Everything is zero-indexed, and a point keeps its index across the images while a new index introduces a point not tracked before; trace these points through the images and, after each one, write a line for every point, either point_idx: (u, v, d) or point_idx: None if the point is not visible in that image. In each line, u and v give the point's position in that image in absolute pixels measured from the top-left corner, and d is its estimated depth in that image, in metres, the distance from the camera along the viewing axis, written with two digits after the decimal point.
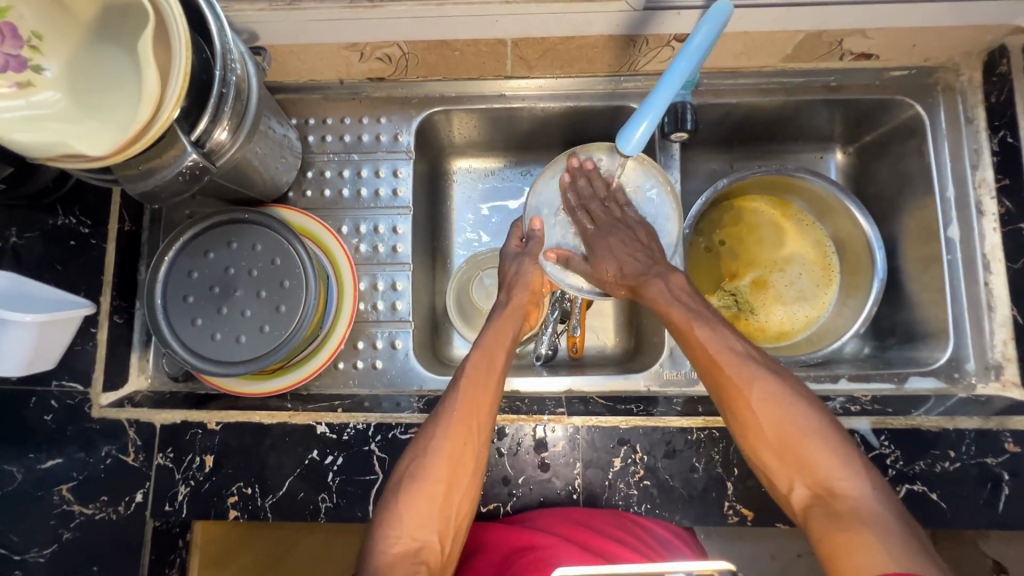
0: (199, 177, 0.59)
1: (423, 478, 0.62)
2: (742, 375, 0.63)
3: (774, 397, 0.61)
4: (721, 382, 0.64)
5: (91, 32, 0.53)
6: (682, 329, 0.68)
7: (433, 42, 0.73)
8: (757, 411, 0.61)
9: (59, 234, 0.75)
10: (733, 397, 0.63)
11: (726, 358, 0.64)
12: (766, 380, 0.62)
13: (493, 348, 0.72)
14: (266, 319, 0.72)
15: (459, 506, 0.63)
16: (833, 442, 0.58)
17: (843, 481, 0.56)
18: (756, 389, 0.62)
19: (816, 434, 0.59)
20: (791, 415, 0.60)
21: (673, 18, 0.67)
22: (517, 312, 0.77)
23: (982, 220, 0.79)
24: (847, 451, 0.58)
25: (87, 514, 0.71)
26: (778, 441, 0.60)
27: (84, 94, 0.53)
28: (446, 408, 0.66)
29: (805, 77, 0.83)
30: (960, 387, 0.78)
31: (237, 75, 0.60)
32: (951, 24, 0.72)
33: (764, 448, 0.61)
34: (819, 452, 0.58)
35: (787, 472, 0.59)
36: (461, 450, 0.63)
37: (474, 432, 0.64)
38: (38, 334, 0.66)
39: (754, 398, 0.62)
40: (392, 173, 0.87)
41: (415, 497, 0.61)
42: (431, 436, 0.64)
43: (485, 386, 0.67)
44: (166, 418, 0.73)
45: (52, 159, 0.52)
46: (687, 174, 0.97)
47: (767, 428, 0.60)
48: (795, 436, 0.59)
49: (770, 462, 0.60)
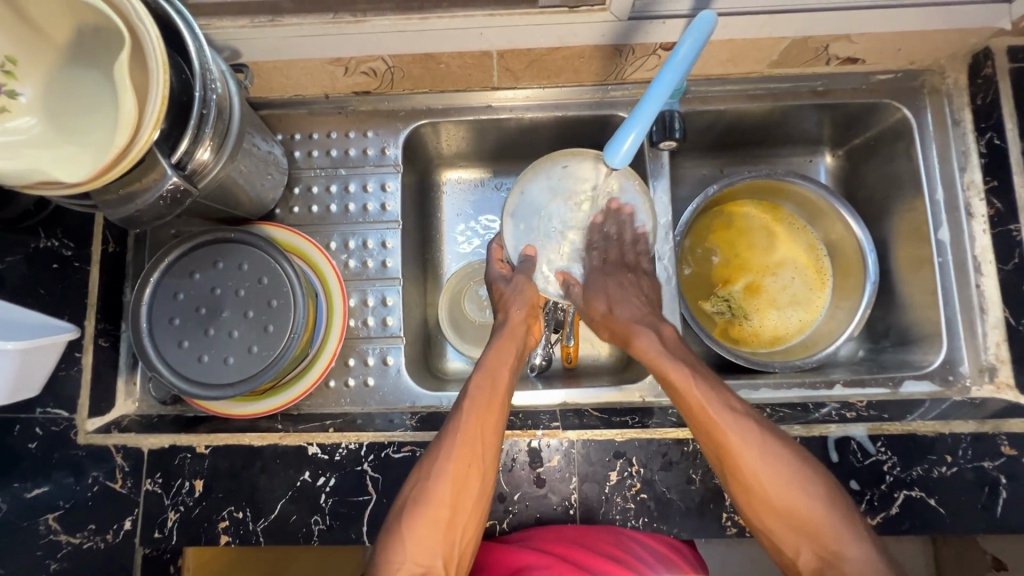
0: (181, 201, 0.58)
1: (427, 503, 0.61)
2: (741, 442, 0.62)
3: (775, 463, 0.61)
4: (721, 451, 0.63)
5: (66, 55, 0.52)
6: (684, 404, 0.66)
7: (418, 56, 0.73)
8: (761, 481, 0.61)
9: (42, 257, 0.74)
10: (736, 470, 0.62)
11: (727, 424, 0.63)
12: (766, 440, 0.62)
13: (496, 366, 0.70)
14: (255, 339, 0.71)
15: (463, 530, 0.62)
16: (832, 502, 0.60)
17: (848, 544, 0.58)
18: (761, 456, 0.61)
19: (815, 498, 0.60)
20: (792, 481, 0.61)
21: (658, 28, 0.67)
22: (518, 329, 0.75)
23: (971, 222, 0.79)
24: (845, 507, 0.60)
25: (75, 544, 0.69)
26: (779, 511, 0.61)
27: (60, 119, 0.52)
28: (452, 427, 0.65)
29: (793, 82, 0.83)
30: (954, 390, 0.77)
31: (217, 94, 0.59)
32: (934, 29, 0.72)
33: (767, 516, 0.61)
34: (822, 517, 0.59)
35: (793, 540, 0.60)
36: (465, 471, 0.63)
37: (478, 453, 0.64)
38: (20, 362, 0.64)
39: (757, 467, 0.61)
40: (380, 187, 0.86)
41: (419, 521, 0.60)
42: (436, 458, 0.63)
43: (489, 409, 0.66)
44: (154, 443, 0.72)
45: (29, 186, 0.51)
46: (677, 180, 0.97)
47: (772, 496, 0.61)
48: (800, 503, 0.60)
49: (776, 529, 0.61)
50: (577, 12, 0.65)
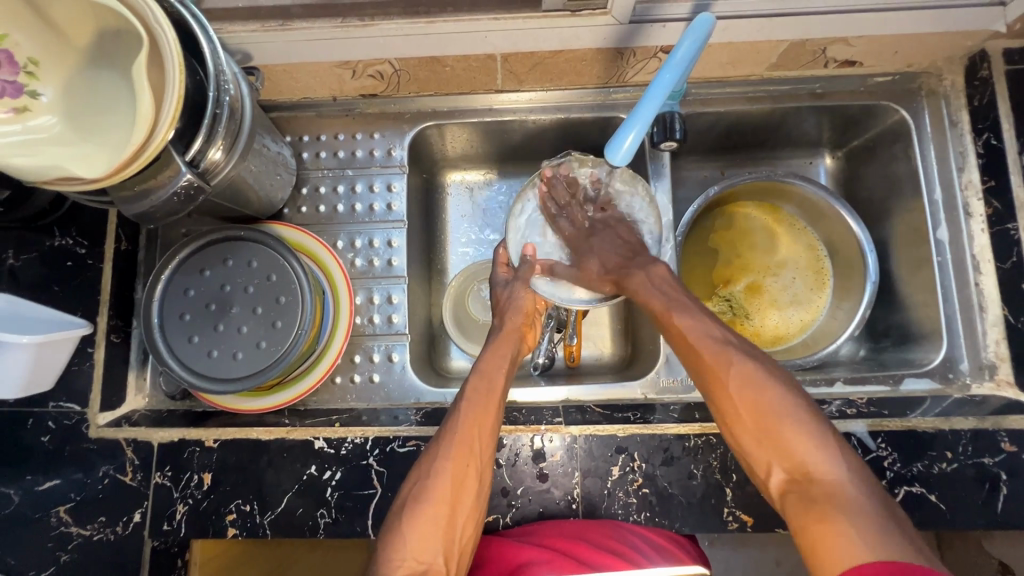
0: (195, 198, 0.60)
1: (427, 500, 0.62)
2: (720, 363, 0.63)
3: (754, 380, 0.61)
4: (703, 369, 0.64)
5: (86, 57, 0.54)
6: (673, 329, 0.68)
7: (424, 59, 0.75)
8: (738, 398, 0.61)
9: (56, 255, 0.76)
10: (715, 386, 0.63)
11: (704, 344, 0.65)
12: (744, 360, 0.62)
13: (491, 369, 0.71)
14: (263, 335, 0.73)
15: (462, 528, 0.62)
16: (811, 424, 0.58)
17: (819, 463, 0.56)
18: (736, 369, 0.62)
19: (791, 415, 0.58)
20: (771, 401, 0.59)
21: (658, 31, 0.69)
22: (513, 335, 0.76)
23: (969, 221, 0.80)
24: (827, 434, 0.57)
25: (85, 536, 0.70)
26: (751, 424, 0.60)
27: (79, 118, 0.54)
28: (449, 426, 0.66)
29: (792, 84, 0.85)
30: (955, 388, 0.78)
31: (230, 95, 0.61)
32: (929, 32, 0.73)
33: (742, 430, 0.60)
34: (796, 433, 0.57)
35: (765, 455, 0.59)
36: (463, 468, 0.63)
37: (476, 452, 0.64)
38: (35, 355, 0.66)
39: (733, 382, 0.62)
40: (386, 188, 0.88)
41: (419, 518, 0.61)
42: (434, 456, 0.64)
43: (486, 408, 0.67)
44: (164, 437, 0.73)
45: (48, 183, 0.53)
46: (678, 182, 0.98)
47: (744, 411, 0.60)
48: (773, 419, 0.59)
49: (749, 446, 0.60)
50: (579, 15, 0.67)
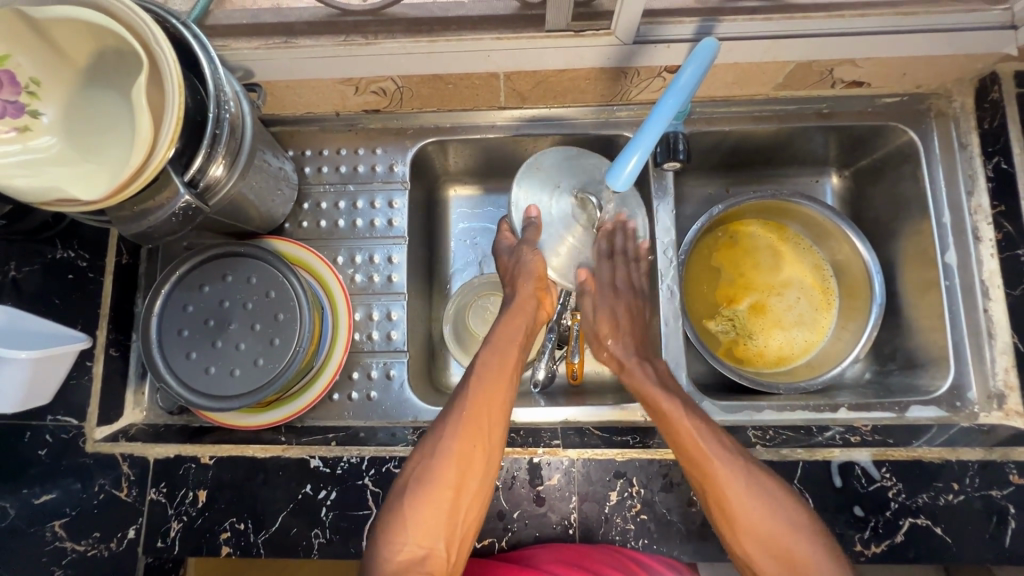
0: (193, 217, 0.60)
1: (431, 479, 0.63)
2: (722, 475, 0.63)
3: (756, 490, 0.64)
4: (700, 474, 0.65)
5: (90, 79, 0.54)
6: (665, 424, 0.68)
7: (427, 76, 0.74)
8: (740, 508, 0.63)
9: (58, 267, 0.76)
10: (717, 495, 0.64)
11: (711, 453, 0.65)
12: (744, 473, 0.64)
13: (505, 342, 0.73)
14: (261, 352, 0.72)
15: (466, 512, 0.64)
16: (811, 532, 0.63)
17: (821, 573, 0.61)
18: (739, 484, 0.63)
19: (797, 533, 0.62)
20: (773, 511, 0.63)
21: (662, 51, 0.68)
22: (528, 303, 0.75)
23: (978, 246, 0.78)
24: (825, 542, 0.63)
25: (79, 551, 0.69)
26: (756, 531, 0.63)
27: (80, 139, 0.54)
28: (456, 407, 0.67)
29: (798, 104, 0.84)
30: (962, 416, 0.76)
31: (231, 114, 0.61)
32: (940, 54, 0.72)
33: (744, 535, 0.64)
34: (801, 545, 0.62)
35: (769, 563, 0.63)
36: (470, 452, 0.64)
37: (484, 432, 0.66)
38: (32, 370, 0.66)
39: (734, 497, 0.63)
40: (387, 204, 0.88)
41: (422, 503, 0.62)
42: (439, 430, 0.66)
43: (499, 384, 0.69)
44: (160, 453, 0.74)
45: (48, 204, 0.52)
46: (682, 199, 0.97)
47: (749, 522, 0.63)
48: (784, 530, 0.62)
49: (751, 549, 0.63)
50: (583, 36, 0.66)
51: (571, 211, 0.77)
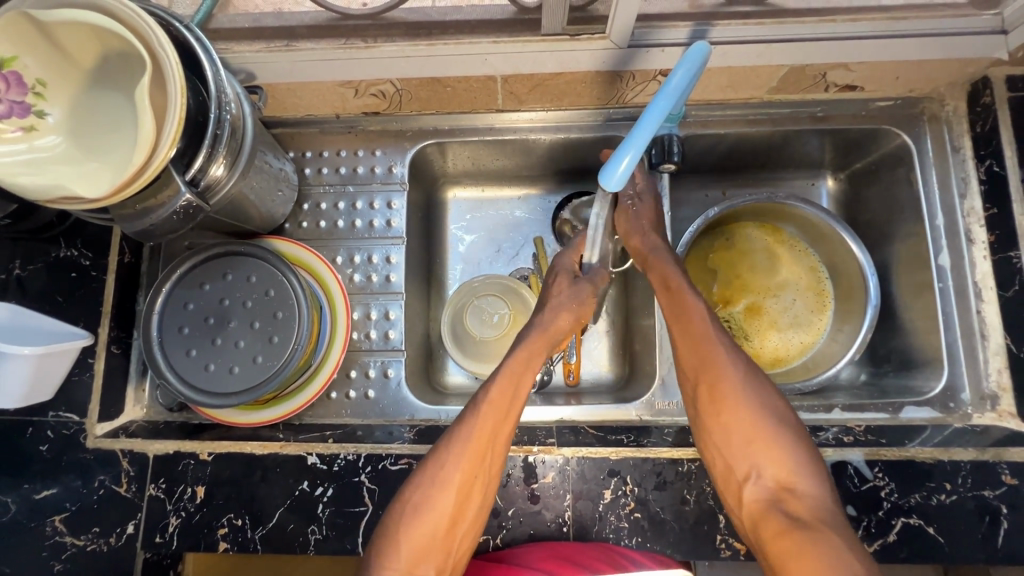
0: (194, 216, 0.61)
1: (427, 510, 0.62)
2: (716, 359, 0.66)
3: (750, 389, 0.65)
4: (698, 359, 0.67)
5: (94, 80, 0.55)
6: (674, 310, 0.70)
7: (425, 80, 0.75)
8: (732, 396, 0.65)
9: (62, 266, 0.77)
10: (709, 381, 0.66)
11: (709, 339, 0.67)
12: (740, 364, 0.66)
13: (523, 372, 0.69)
14: (259, 350, 0.73)
15: (460, 540, 0.63)
16: (796, 442, 0.62)
17: (802, 479, 0.60)
18: (734, 374, 0.65)
19: (782, 436, 0.62)
20: (762, 409, 0.64)
21: (656, 55, 0.70)
22: (557, 337, 0.73)
23: (971, 248, 0.79)
24: (812, 456, 0.62)
25: (79, 545, 0.71)
26: (739, 422, 0.64)
27: (84, 139, 0.55)
28: (460, 435, 0.64)
29: (792, 108, 0.85)
30: (955, 417, 0.76)
31: (231, 115, 0.62)
32: (932, 58, 0.73)
33: (727, 429, 0.64)
34: (783, 450, 0.62)
35: (748, 462, 0.62)
36: (470, 482, 0.63)
37: (485, 464, 0.64)
38: (35, 366, 0.67)
39: (727, 383, 0.65)
40: (386, 205, 0.89)
41: (416, 527, 0.61)
42: (438, 460, 0.63)
43: (508, 413, 0.66)
44: (160, 449, 0.74)
45: (52, 202, 0.54)
46: (678, 202, 0.98)
47: (735, 412, 0.64)
48: (771, 430, 0.63)
49: (730, 445, 0.64)
50: (578, 40, 0.68)
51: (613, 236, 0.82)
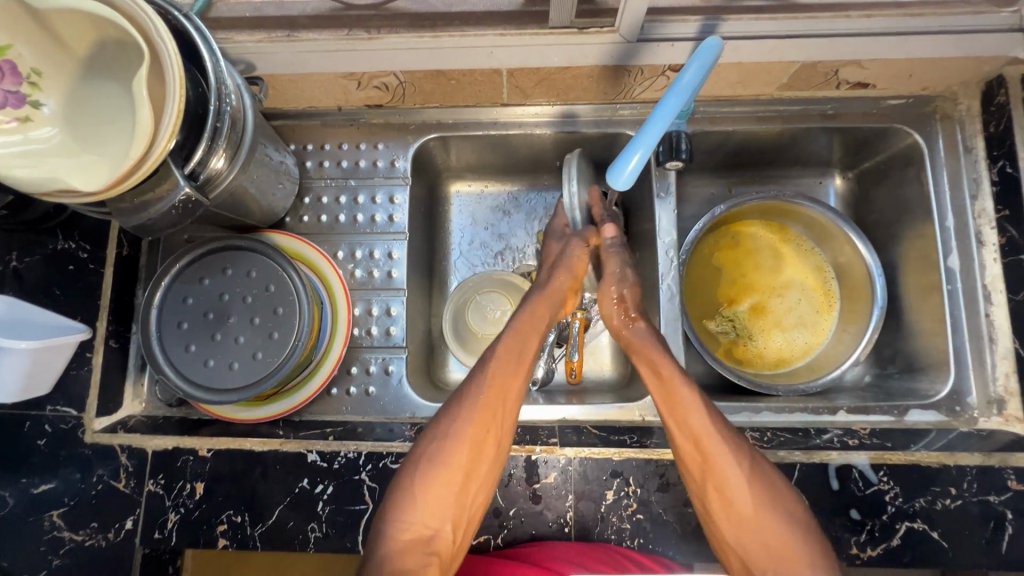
0: (193, 210, 0.60)
1: (445, 462, 0.65)
2: (721, 460, 0.65)
3: (757, 482, 0.65)
4: (700, 459, 0.66)
5: (90, 70, 0.54)
6: (669, 402, 0.69)
7: (430, 72, 0.74)
8: (737, 494, 0.65)
9: (59, 259, 0.76)
10: (715, 487, 0.65)
11: (712, 446, 0.66)
12: (744, 461, 0.65)
13: (528, 334, 0.74)
14: (259, 346, 0.72)
15: (474, 497, 0.66)
16: (808, 536, 0.63)
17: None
18: (739, 472, 0.65)
19: (790, 528, 0.63)
20: (768, 508, 0.64)
21: (666, 49, 0.68)
22: (555, 294, 0.78)
23: (981, 250, 0.78)
24: (822, 545, 0.63)
25: (77, 541, 0.70)
26: (750, 524, 0.64)
27: (81, 130, 0.54)
28: (472, 389, 0.68)
29: (802, 105, 0.83)
30: (961, 421, 0.76)
31: (231, 107, 0.60)
32: (948, 56, 0.72)
33: (735, 526, 0.65)
34: (797, 545, 0.62)
35: (767, 566, 0.64)
36: (482, 437, 0.66)
37: (496, 418, 0.67)
38: (33, 360, 0.66)
39: (732, 485, 0.65)
40: (388, 199, 0.88)
41: (435, 481, 0.64)
42: (453, 423, 0.66)
43: (514, 372, 0.70)
44: (158, 445, 0.74)
45: (48, 195, 0.52)
46: (684, 199, 0.97)
47: (744, 512, 0.64)
48: (777, 523, 0.63)
49: (738, 538, 0.65)
50: (587, 33, 0.66)
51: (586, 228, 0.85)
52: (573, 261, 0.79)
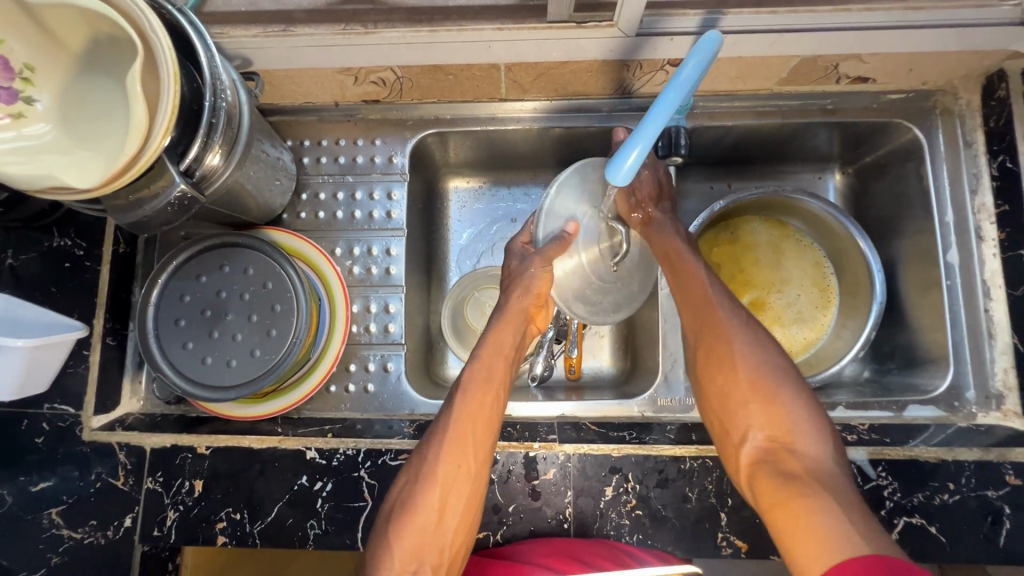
0: (189, 207, 0.59)
1: (417, 505, 0.62)
2: (717, 320, 0.67)
3: (753, 349, 0.65)
4: (697, 318, 0.69)
5: (83, 64, 0.53)
6: (676, 277, 0.71)
7: (427, 67, 0.73)
8: (729, 357, 0.65)
9: (55, 256, 0.76)
10: (709, 341, 0.67)
11: (710, 305, 0.68)
12: (742, 326, 0.67)
13: (491, 357, 0.70)
14: (257, 343, 0.72)
15: (454, 531, 0.63)
16: (801, 405, 0.61)
17: (800, 441, 0.60)
18: (734, 336, 0.66)
19: (782, 395, 0.62)
20: (761, 370, 0.64)
21: (666, 44, 0.68)
22: (516, 316, 0.73)
23: (981, 245, 0.78)
24: (815, 420, 0.61)
25: (76, 539, 0.70)
26: (736, 381, 0.64)
27: (74, 125, 0.53)
28: (445, 417, 0.66)
29: (802, 100, 0.83)
30: (960, 416, 0.76)
31: (227, 102, 0.60)
32: (949, 50, 0.71)
33: (722, 386, 0.65)
34: (784, 409, 0.61)
35: (747, 425, 0.62)
36: (455, 470, 0.63)
37: (469, 447, 0.64)
38: (29, 359, 0.65)
39: (725, 342, 0.66)
40: (386, 195, 0.87)
41: (408, 523, 0.61)
42: (427, 454, 0.65)
43: (486, 395, 0.67)
44: (156, 442, 0.73)
45: (41, 192, 0.52)
46: (684, 194, 0.96)
47: (733, 371, 0.65)
48: (767, 385, 0.63)
49: (727, 402, 0.64)
50: (585, 28, 0.65)
51: (598, 232, 0.70)
52: (529, 280, 0.70)
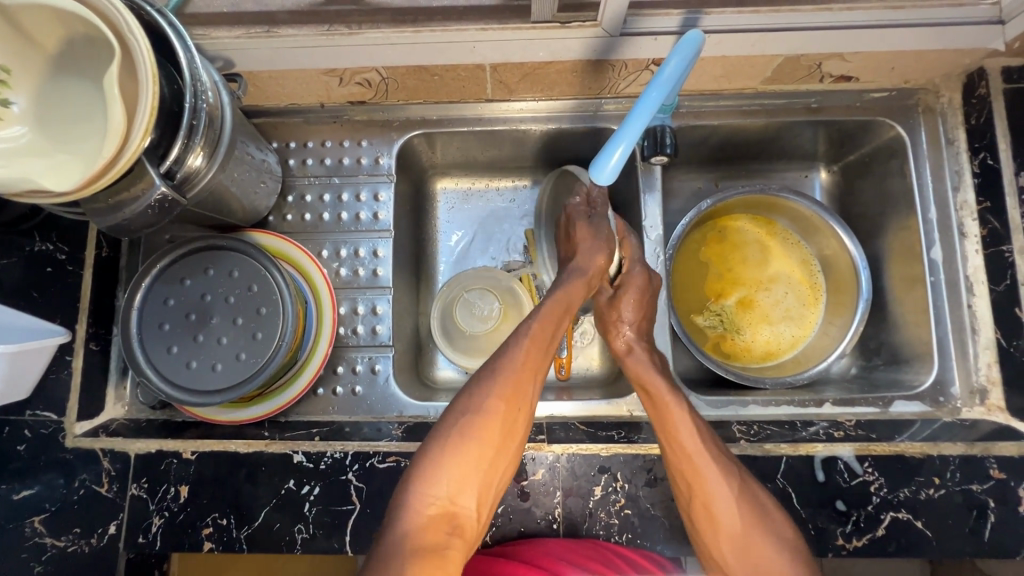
0: (170, 209, 0.59)
1: (472, 436, 0.61)
2: (707, 468, 0.63)
3: (745, 500, 0.62)
4: (688, 472, 0.64)
5: (59, 66, 0.53)
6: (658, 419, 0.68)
7: (411, 68, 0.73)
8: (723, 510, 0.62)
9: (37, 260, 0.75)
10: (698, 492, 0.63)
11: (700, 458, 0.64)
12: (730, 473, 0.64)
13: (552, 309, 0.71)
14: (243, 347, 0.72)
15: (498, 475, 0.62)
16: (794, 556, 0.60)
17: None
18: (724, 487, 0.63)
19: (777, 548, 0.60)
20: (756, 517, 0.62)
21: (649, 44, 0.68)
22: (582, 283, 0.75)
23: (964, 241, 0.78)
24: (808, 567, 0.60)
25: (60, 547, 0.69)
26: (740, 547, 0.62)
27: (51, 129, 0.53)
28: (506, 360, 0.65)
29: (786, 99, 0.84)
30: (945, 411, 0.76)
31: (208, 104, 0.59)
32: (928, 49, 0.72)
33: (725, 545, 0.62)
34: (781, 564, 0.60)
35: None
36: (514, 411, 0.63)
37: (527, 391, 0.65)
38: (9, 366, 0.64)
39: (717, 494, 0.63)
40: (373, 197, 0.87)
41: (462, 454, 0.60)
42: (481, 393, 0.63)
43: (546, 342, 0.68)
44: (141, 448, 0.72)
45: (18, 195, 0.51)
46: (671, 194, 0.97)
47: (729, 529, 0.62)
48: (757, 536, 0.61)
49: (728, 557, 0.62)
50: (569, 28, 0.66)
51: None
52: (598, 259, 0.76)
